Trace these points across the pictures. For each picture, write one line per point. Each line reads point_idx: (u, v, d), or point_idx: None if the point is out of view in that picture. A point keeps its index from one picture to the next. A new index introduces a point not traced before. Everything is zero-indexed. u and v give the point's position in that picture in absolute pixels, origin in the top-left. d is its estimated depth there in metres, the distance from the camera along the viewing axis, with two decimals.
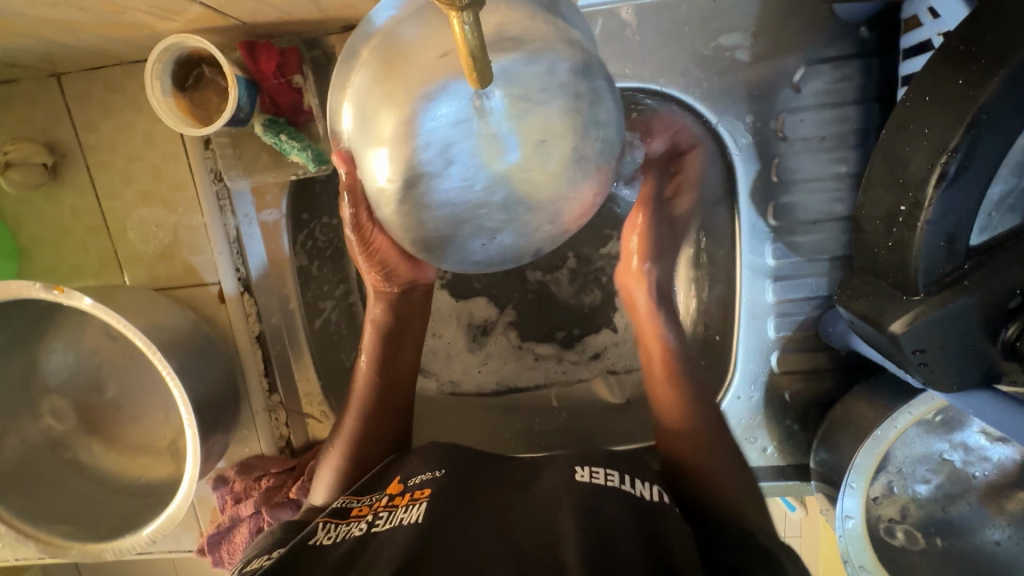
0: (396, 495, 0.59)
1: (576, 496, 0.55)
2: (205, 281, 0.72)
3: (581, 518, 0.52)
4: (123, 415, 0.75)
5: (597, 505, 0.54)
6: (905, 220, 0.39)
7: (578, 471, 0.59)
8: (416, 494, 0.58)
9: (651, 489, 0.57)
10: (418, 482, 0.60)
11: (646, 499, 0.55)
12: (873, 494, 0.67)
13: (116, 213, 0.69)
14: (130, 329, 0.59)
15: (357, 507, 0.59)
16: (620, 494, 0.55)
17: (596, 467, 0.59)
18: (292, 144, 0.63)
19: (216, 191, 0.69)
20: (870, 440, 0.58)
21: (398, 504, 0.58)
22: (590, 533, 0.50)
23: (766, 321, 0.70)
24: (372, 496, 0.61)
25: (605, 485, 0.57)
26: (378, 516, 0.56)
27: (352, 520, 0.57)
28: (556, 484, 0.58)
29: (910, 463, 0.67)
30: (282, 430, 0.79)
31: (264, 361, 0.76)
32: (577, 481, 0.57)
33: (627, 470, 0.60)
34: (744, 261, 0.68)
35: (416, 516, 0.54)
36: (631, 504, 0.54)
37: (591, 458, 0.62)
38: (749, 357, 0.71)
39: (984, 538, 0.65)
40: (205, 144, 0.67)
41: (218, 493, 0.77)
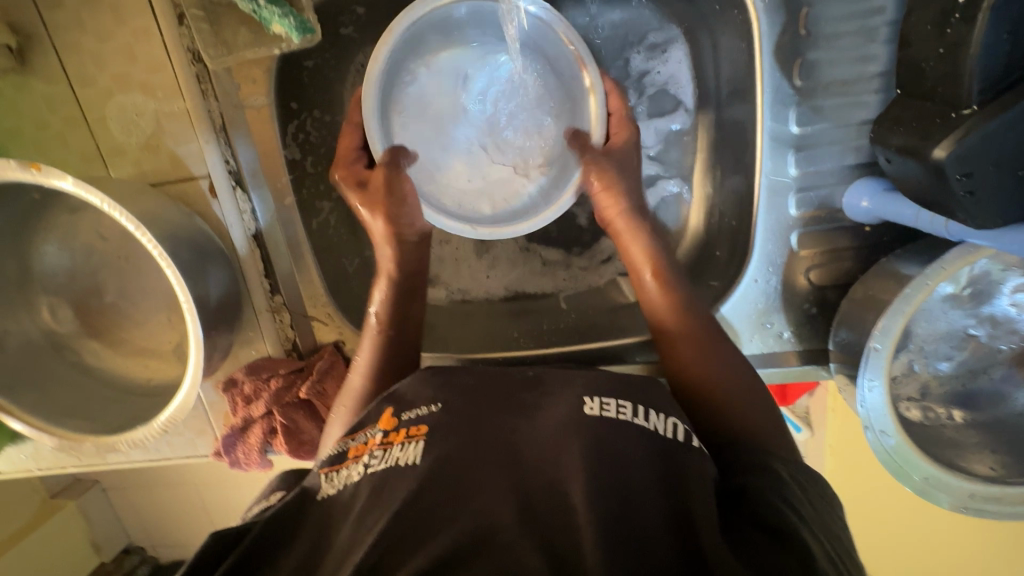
0: (391, 432, 0.55)
1: (584, 433, 0.50)
2: (194, 174, 0.68)
3: (592, 458, 0.47)
4: (124, 318, 0.73)
5: (610, 443, 0.49)
6: (962, 15, 0.39)
7: (586, 403, 0.53)
8: (411, 430, 0.54)
9: (667, 421, 0.52)
10: (413, 417, 0.56)
11: (662, 434, 0.51)
12: (893, 374, 0.65)
13: (93, 102, 0.65)
14: (115, 207, 0.58)
15: (353, 446, 0.56)
16: (635, 429, 0.50)
17: (605, 398, 0.53)
18: (272, 11, 0.59)
19: (195, 72, 0.64)
20: (900, 300, 0.56)
21: (393, 441, 0.54)
22: (600, 475, 0.46)
23: (787, 198, 0.66)
24: (367, 433, 0.57)
25: (616, 420, 0.51)
26: (373, 456, 0.53)
27: (351, 463, 0.54)
28: (566, 418, 0.52)
29: (932, 341, 0.65)
30: (288, 333, 0.77)
31: (264, 262, 0.73)
32: (585, 414, 0.52)
33: (640, 399, 0.54)
34: (761, 138, 0.64)
35: (413, 457, 0.51)
36: (648, 442, 0.50)
37: (601, 386, 0.56)
38: (768, 240, 0.68)
39: (1006, 411, 0.65)
40: (179, 19, 0.62)
41: (228, 396, 0.76)
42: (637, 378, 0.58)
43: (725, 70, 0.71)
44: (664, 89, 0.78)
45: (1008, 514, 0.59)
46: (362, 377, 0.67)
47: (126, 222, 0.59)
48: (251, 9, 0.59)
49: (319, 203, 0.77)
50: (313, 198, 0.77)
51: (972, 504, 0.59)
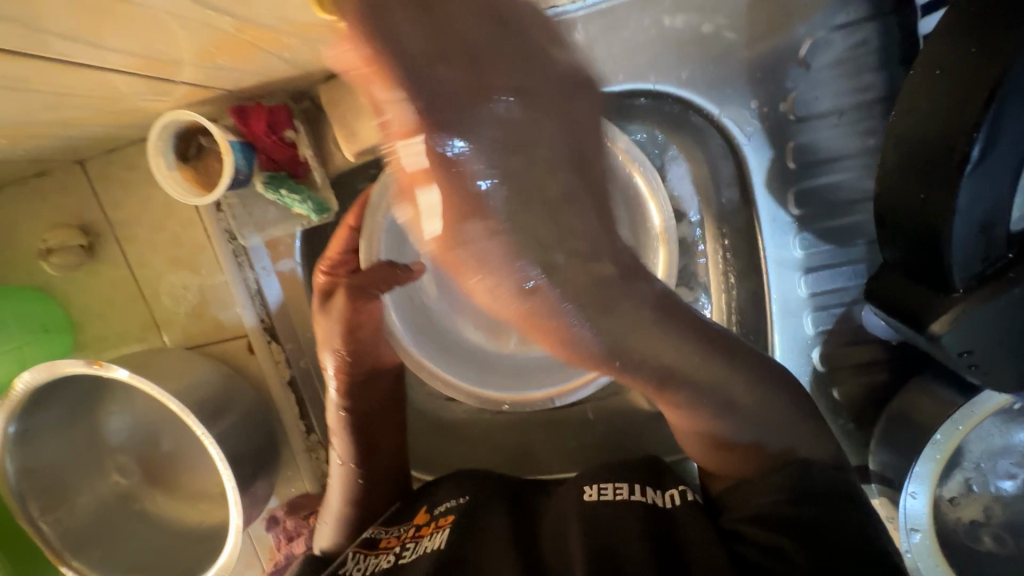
0: (423, 525, 0.63)
1: (583, 516, 0.57)
2: (234, 335, 0.74)
3: (590, 539, 0.54)
4: (178, 466, 0.79)
5: (604, 517, 0.56)
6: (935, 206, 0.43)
7: (587, 492, 0.61)
8: (440, 521, 0.62)
9: (665, 494, 0.60)
10: (444, 509, 0.64)
11: (657, 505, 0.58)
12: (947, 494, 0.62)
13: (149, 281, 0.74)
14: (164, 394, 0.63)
15: (386, 538, 0.64)
16: (633, 506, 0.57)
17: (602, 483, 0.61)
18: (293, 198, 0.65)
19: (233, 249, 0.72)
20: (928, 446, 0.56)
21: (423, 533, 0.62)
22: (598, 551, 0.52)
23: (802, 316, 0.64)
24: (400, 527, 0.65)
25: (616, 500, 0.58)
26: (404, 547, 0.60)
27: (380, 552, 0.61)
28: (569, 508, 0.60)
29: (988, 458, 0.61)
30: (324, 468, 0.81)
31: (299, 404, 0.78)
32: (585, 501, 0.59)
33: (638, 479, 0.61)
34: (764, 267, 0.63)
35: (439, 542, 0.58)
36: (645, 515, 0.57)
37: (599, 475, 0.63)
38: (789, 359, 0.65)
39: None
40: (217, 208, 0.70)
41: (273, 533, 0.80)
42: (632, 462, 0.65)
43: None
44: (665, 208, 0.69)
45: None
46: (342, 499, 0.73)
47: (176, 407, 0.64)
48: (275, 197, 0.66)
49: None
50: None
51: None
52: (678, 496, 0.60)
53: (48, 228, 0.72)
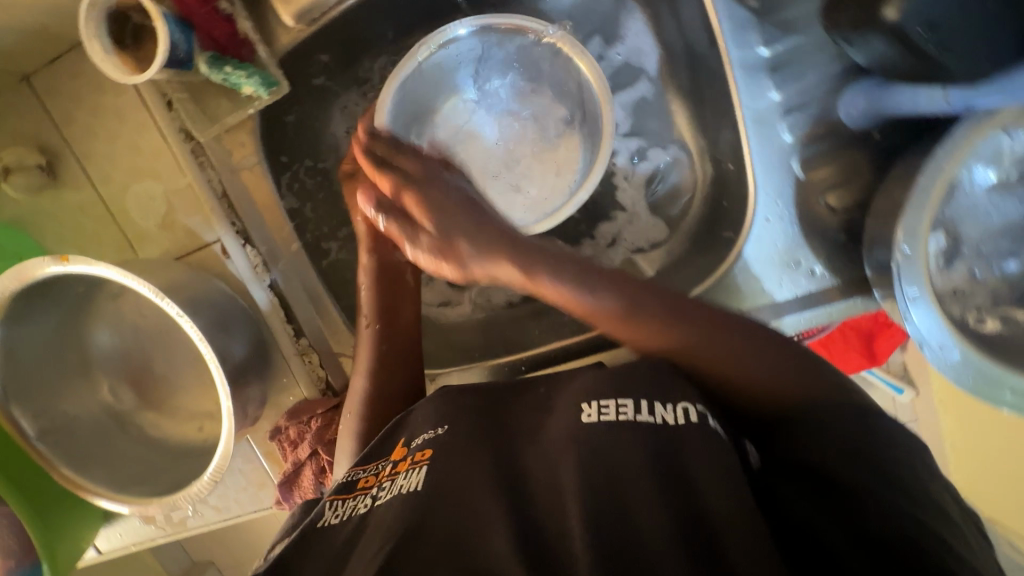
0: (399, 460, 0.57)
1: (577, 445, 0.49)
2: (206, 241, 0.73)
3: (586, 469, 0.47)
4: (173, 387, 0.78)
5: (603, 445, 0.48)
6: None
7: (584, 409, 0.52)
8: (417, 456, 0.56)
9: (676, 409, 0.49)
10: (420, 443, 0.58)
11: (670, 425, 0.49)
12: (952, 285, 0.59)
13: (114, 197, 0.72)
14: (128, 277, 0.61)
15: (363, 477, 0.58)
16: (638, 430, 0.48)
17: (603, 399, 0.52)
18: (239, 74, 0.63)
19: (191, 149, 0.70)
20: (919, 192, 0.50)
21: (400, 469, 0.55)
22: (594, 490, 0.45)
23: (776, 122, 0.61)
24: (379, 464, 0.59)
25: (617, 420, 0.49)
26: (381, 488, 0.54)
27: (358, 494, 0.55)
28: (562, 428, 0.52)
29: (987, 240, 0.59)
30: (319, 373, 0.80)
31: (284, 308, 0.78)
32: (584, 422, 0.50)
33: (647, 389, 0.52)
34: (732, 74, 0.61)
35: (416, 482, 0.52)
36: (651, 437, 0.48)
37: (600, 386, 0.53)
38: (770, 173, 0.63)
39: None
40: (168, 106, 0.69)
41: (277, 443, 0.79)
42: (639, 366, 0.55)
43: (683, 15, 0.69)
44: (627, 64, 0.78)
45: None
46: (362, 374, 0.69)
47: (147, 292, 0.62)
48: (221, 79, 0.64)
49: (325, 245, 0.81)
50: (319, 242, 0.81)
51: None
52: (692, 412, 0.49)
53: (4, 152, 0.70)
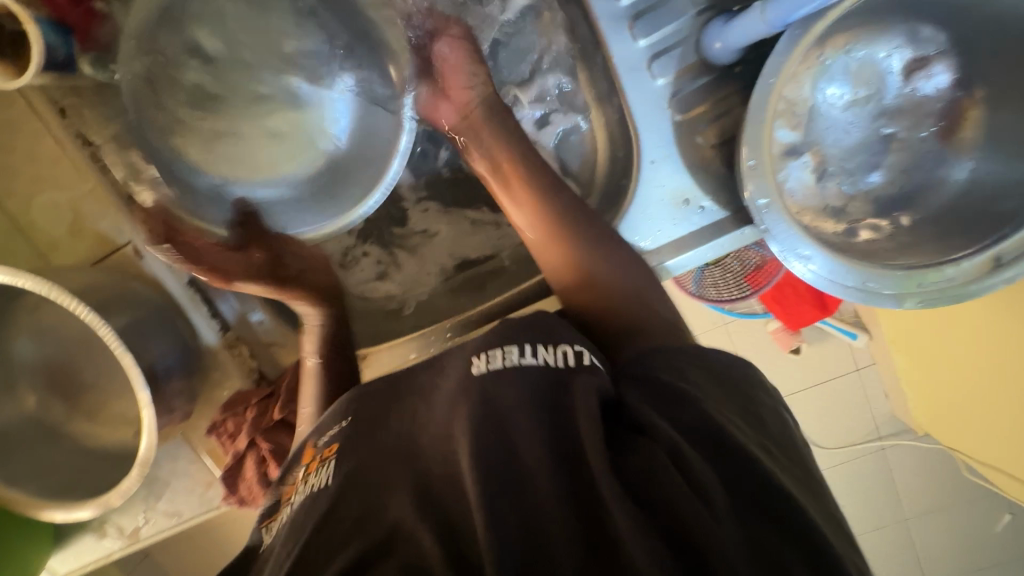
0: (310, 461, 0.57)
1: (467, 398, 0.49)
2: (118, 244, 0.74)
3: (472, 417, 0.46)
4: (106, 392, 0.79)
5: (490, 391, 0.48)
6: None
7: (473, 363, 0.52)
8: (325, 453, 0.56)
9: (558, 353, 0.53)
10: (327, 439, 0.58)
11: (552, 364, 0.51)
12: (824, 203, 0.63)
13: (19, 210, 0.73)
14: (19, 277, 0.61)
15: (284, 489, 0.57)
16: (521, 371, 0.49)
17: (490, 350, 0.53)
18: None
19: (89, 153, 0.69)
20: (754, 111, 0.57)
21: (311, 469, 0.56)
22: (482, 432, 0.44)
23: (644, 69, 0.64)
24: (292, 472, 0.58)
25: (500, 367, 0.50)
26: (296, 493, 0.54)
27: (282, 506, 0.55)
28: (453, 386, 0.52)
29: (849, 157, 0.62)
30: (251, 363, 0.81)
31: (207, 302, 0.78)
32: (472, 375, 0.51)
33: (533, 338, 0.54)
34: (600, 24, 0.64)
35: (324, 479, 0.52)
36: (536, 378, 0.49)
37: (486, 342, 0.55)
38: (648, 119, 0.66)
39: (954, 179, 0.59)
40: (60, 112, 0.68)
41: (216, 438, 0.80)
42: (532, 316, 0.58)
43: None
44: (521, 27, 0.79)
45: (986, 289, 0.56)
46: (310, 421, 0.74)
47: (40, 289, 0.61)
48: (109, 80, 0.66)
49: None
50: None
51: (909, 295, 0.57)
52: (570, 353, 0.53)
53: None
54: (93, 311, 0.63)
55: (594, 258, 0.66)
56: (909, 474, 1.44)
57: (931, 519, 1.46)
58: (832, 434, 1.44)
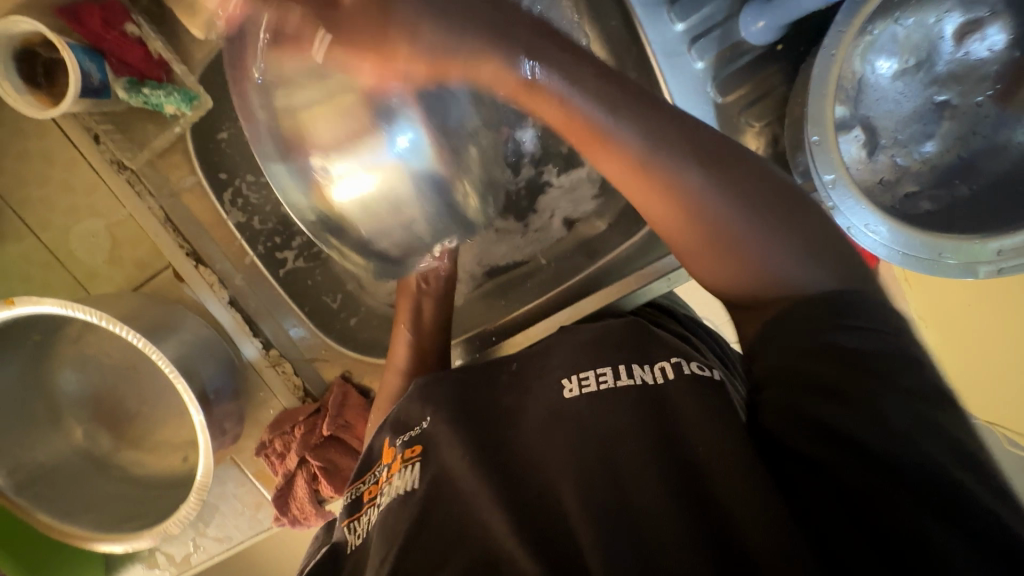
0: (390, 462, 0.55)
1: (565, 422, 0.48)
2: (157, 268, 0.74)
3: (574, 445, 0.46)
4: (150, 420, 0.78)
5: (589, 412, 0.47)
6: None
7: (566, 385, 0.51)
8: (407, 454, 0.54)
9: (654, 368, 0.49)
10: (406, 439, 0.56)
11: (649, 384, 0.48)
12: (878, 177, 0.61)
13: (55, 241, 0.72)
14: (70, 306, 0.62)
15: (367, 488, 0.57)
16: (619, 395, 0.48)
17: (583, 372, 0.51)
18: (158, 95, 0.64)
19: (126, 179, 0.70)
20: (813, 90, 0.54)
21: (393, 470, 0.54)
22: (587, 463, 0.44)
23: (683, 52, 0.63)
24: (375, 472, 0.57)
25: (598, 390, 0.49)
26: (382, 493, 0.53)
27: (367, 507, 0.55)
28: (546, 404, 0.51)
29: (901, 127, 0.61)
30: (295, 380, 0.80)
31: (247, 321, 0.77)
32: (566, 398, 0.50)
33: (623, 358, 0.52)
34: (635, 10, 0.63)
35: (410, 481, 0.51)
36: (635, 399, 0.47)
37: (579, 360, 0.53)
38: (692, 104, 0.64)
39: (1014, 141, 0.58)
40: (95, 140, 0.69)
41: (265, 458, 0.79)
42: (620, 331, 0.56)
43: None
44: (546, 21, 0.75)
45: (995, 244, 0.54)
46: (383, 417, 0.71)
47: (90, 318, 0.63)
48: (142, 103, 0.66)
49: (279, 254, 0.79)
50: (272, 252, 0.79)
51: (946, 250, 0.55)
52: (669, 366, 0.49)
53: None
54: (143, 338, 0.64)
55: (708, 190, 0.42)
56: None
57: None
58: None
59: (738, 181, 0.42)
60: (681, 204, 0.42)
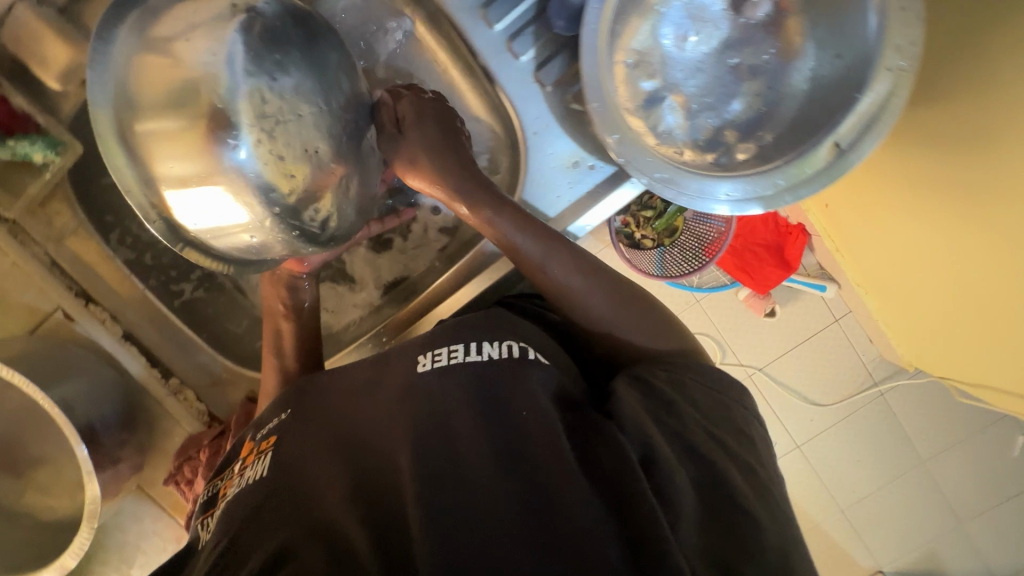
0: (248, 455, 0.61)
1: (413, 396, 0.54)
2: (48, 311, 0.75)
3: (416, 424, 0.51)
4: (58, 463, 0.80)
5: (437, 391, 0.53)
6: None
7: (419, 361, 0.57)
8: (262, 447, 0.60)
9: (501, 347, 0.57)
10: (264, 434, 0.61)
11: (496, 359, 0.55)
12: (696, 141, 0.66)
13: None
14: None
15: (222, 487, 0.61)
16: (462, 368, 0.54)
17: (437, 349, 0.58)
18: (24, 145, 0.68)
19: (9, 230, 0.73)
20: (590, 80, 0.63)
21: (248, 464, 0.59)
22: (421, 427, 0.50)
23: (506, 53, 0.70)
24: (232, 470, 0.62)
25: (446, 363, 0.55)
26: (234, 486, 0.58)
27: (219, 504, 0.59)
28: (399, 381, 0.56)
29: (709, 94, 0.66)
30: (198, 406, 0.82)
31: (145, 353, 0.80)
32: (418, 371, 0.56)
33: (471, 337, 0.58)
34: (457, 17, 0.69)
35: (259, 472, 0.56)
36: (481, 372, 0.54)
37: (434, 340, 0.59)
38: (524, 98, 0.71)
39: (798, 80, 0.62)
40: None
41: (176, 486, 0.79)
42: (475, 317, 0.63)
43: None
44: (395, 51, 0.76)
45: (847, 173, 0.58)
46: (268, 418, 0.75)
47: None
48: (9, 155, 0.69)
49: (175, 287, 0.86)
50: (169, 284, 0.85)
51: (786, 191, 0.60)
52: (515, 347, 0.57)
53: None
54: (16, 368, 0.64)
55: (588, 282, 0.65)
56: (914, 414, 1.38)
57: (950, 456, 1.39)
58: (821, 391, 1.41)
59: (620, 287, 0.66)
60: (544, 250, 0.65)
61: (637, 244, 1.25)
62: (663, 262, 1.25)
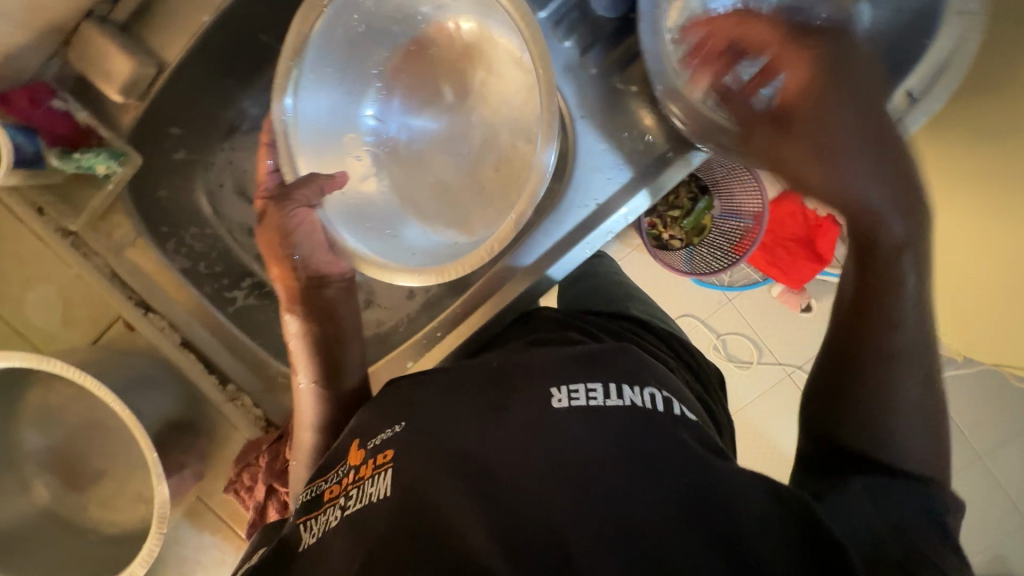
0: (360, 465, 0.56)
1: (555, 436, 0.49)
2: (110, 320, 0.77)
3: (565, 469, 0.47)
4: (115, 475, 0.79)
5: (585, 432, 0.49)
6: None
7: (555, 395, 0.53)
8: (379, 460, 0.54)
9: (643, 393, 0.53)
10: (378, 443, 0.56)
11: (641, 406, 0.52)
12: None
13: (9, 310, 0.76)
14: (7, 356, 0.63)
15: (328, 489, 0.57)
16: (605, 412, 0.51)
17: (573, 384, 0.54)
18: (89, 157, 0.71)
19: (70, 242, 0.76)
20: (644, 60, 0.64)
21: (364, 475, 0.54)
22: (578, 481, 0.46)
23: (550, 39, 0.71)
24: (339, 473, 0.58)
25: (589, 404, 0.52)
26: (349, 497, 0.53)
27: (328, 507, 0.54)
28: (534, 414, 0.52)
29: None
30: (255, 412, 0.81)
31: (202, 360, 0.80)
32: (556, 408, 0.52)
33: (611, 377, 0.55)
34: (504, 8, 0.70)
35: (385, 489, 0.50)
36: (628, 416, 0.50)
37: (564, 371, 0.56)
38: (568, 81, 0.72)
39: None
40: (39, 211, 0.75)
41: (235, 495, 0.79)
42: (606, 352, 0.59)
43: None
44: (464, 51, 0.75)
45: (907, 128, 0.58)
46: (309, 430, 0.73)
47: (28, 361, 0.64)
48: (75, 169, 0.72)
49: (228, 294, 0.87)
50: (221, 292, 0.86)
51: None
52: (657, 397, 0.54)
53: None
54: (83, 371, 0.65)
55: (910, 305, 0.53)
56: (972, 405, 1.32)
57: (1011, 450, 1.31)
58: None
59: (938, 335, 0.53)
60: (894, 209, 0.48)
61: (664, 245, 1.25)
62: (692, 259, 1.24)
